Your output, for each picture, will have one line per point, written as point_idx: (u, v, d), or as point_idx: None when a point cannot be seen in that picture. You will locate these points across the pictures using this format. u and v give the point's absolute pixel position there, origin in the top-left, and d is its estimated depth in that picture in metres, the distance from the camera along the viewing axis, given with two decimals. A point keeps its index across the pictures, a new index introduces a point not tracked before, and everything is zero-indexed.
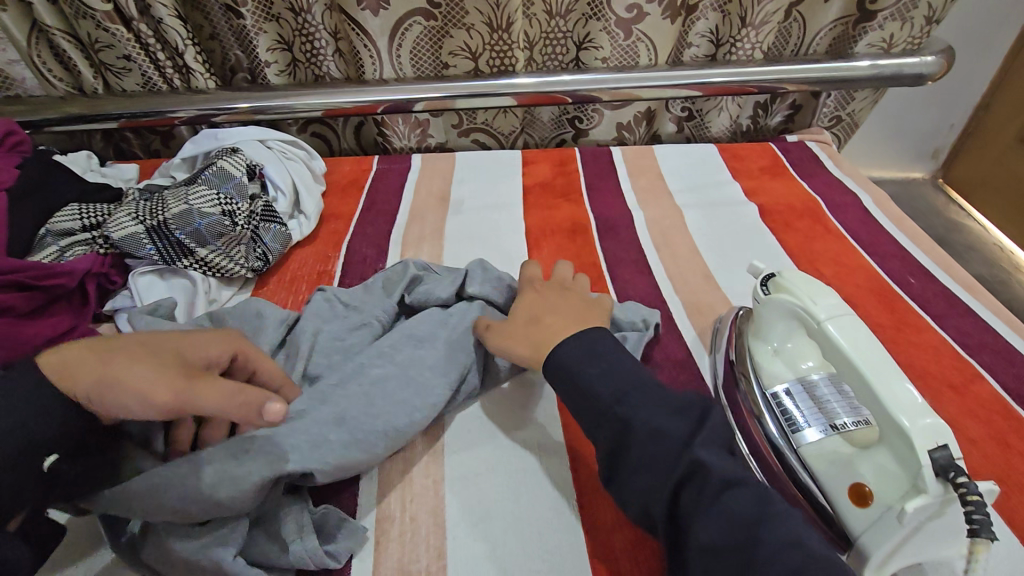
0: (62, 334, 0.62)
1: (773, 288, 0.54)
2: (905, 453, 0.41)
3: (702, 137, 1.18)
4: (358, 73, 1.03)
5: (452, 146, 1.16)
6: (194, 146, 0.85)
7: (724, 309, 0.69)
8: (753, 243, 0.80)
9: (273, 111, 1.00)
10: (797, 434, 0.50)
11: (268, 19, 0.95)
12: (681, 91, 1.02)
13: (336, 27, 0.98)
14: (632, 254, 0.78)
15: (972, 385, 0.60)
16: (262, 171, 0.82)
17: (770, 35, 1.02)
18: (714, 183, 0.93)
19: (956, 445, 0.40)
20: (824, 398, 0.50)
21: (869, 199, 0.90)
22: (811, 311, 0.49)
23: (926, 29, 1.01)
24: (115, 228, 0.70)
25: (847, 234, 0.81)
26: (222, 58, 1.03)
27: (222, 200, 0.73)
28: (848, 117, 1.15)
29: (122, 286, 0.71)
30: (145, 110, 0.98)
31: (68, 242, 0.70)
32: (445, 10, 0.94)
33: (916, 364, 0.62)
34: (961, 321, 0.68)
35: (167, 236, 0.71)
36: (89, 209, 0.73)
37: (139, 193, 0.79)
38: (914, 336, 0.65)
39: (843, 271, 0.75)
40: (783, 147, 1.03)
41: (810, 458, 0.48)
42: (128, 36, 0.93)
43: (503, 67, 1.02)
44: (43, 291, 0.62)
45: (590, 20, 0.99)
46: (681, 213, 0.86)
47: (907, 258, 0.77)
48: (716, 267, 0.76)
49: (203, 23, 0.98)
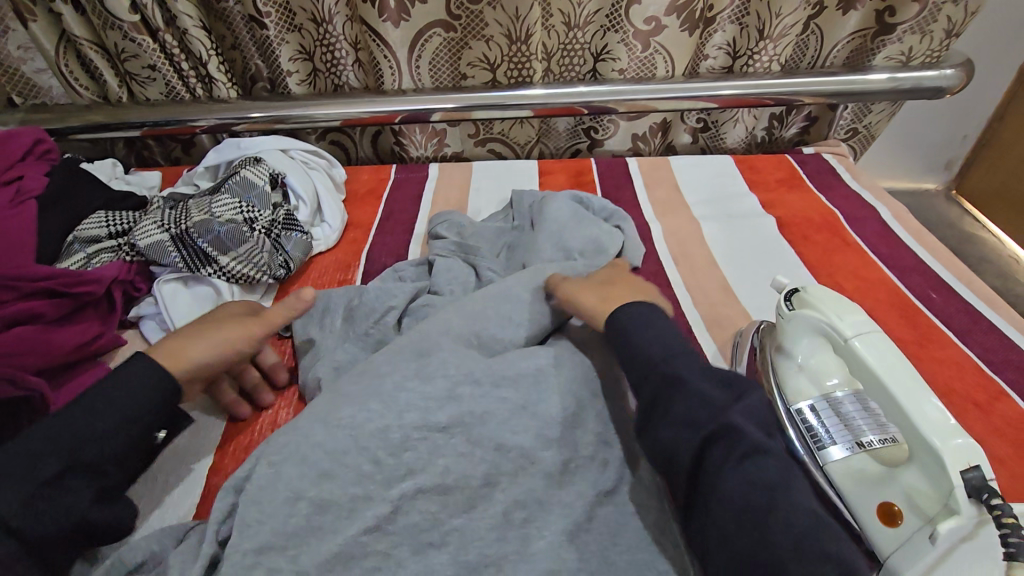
0: (89, 342, 0.63)
1: (797, 303, 0.54)
2: (936, 473, 0.41)
3: (718, 148, 1.19)
4: (377, 83, 1.04)
5: (468, 156, 1.17)
6: (217, 155, 0.86)
7: (744, 323, 0.69)
8: (773, 257, 0.79)
9: (293, 120, 1.01)
10: (822, 451, 0.50)
11: (291, 29, 0.97)
12: (698, 102, 1.03)
13: (357, 38, 0.99)
14: (650, 265, 0.79)
15: (997, 403, 0.60)
16: (284, 180, 0.83)
17: (788, 48, 1.03)
18: (732, 195, 0.93)
19: (989, 467, 0.40)
20: (848, 414, 0.51)
21: (887, 212, 0.90)
22: (837, 327, 0.49)
23: (945, 42, 1.01)
24: (141, 236, 0.71)
25: (867, 248, 0.81)
26: (244, 67, 1.04)
27: (243, 207, 0.75)
28: (865, 129, 1.15)
29: (147, 293, 0.71)
30: (169, 118, 0.99)
31: (94, 249, 0.72)
32: (464, 22, 0.95)
33: (940, 381, 0.62)
34: (985, 337, 0.68)
35: (190, 243, 0.71)
36: (114, 217, 0.75)
37: (163, 201, 0.80)
38: (938, 352, 0.65)
39: (863, 286, 0.74)
40: (800, 159, 1.02)
41: (835, 475, 0.48)
42: (153, 46, 0.94)
43: (520, 78, 1.03)
44: (73, 298, 0.63)
45: (608, 32, 0.99)
46: (699, 225, 0.86)
47: (928, 273, 0.77)
48: (736, 280, 0.76)
49: (226, 34, 0.99)
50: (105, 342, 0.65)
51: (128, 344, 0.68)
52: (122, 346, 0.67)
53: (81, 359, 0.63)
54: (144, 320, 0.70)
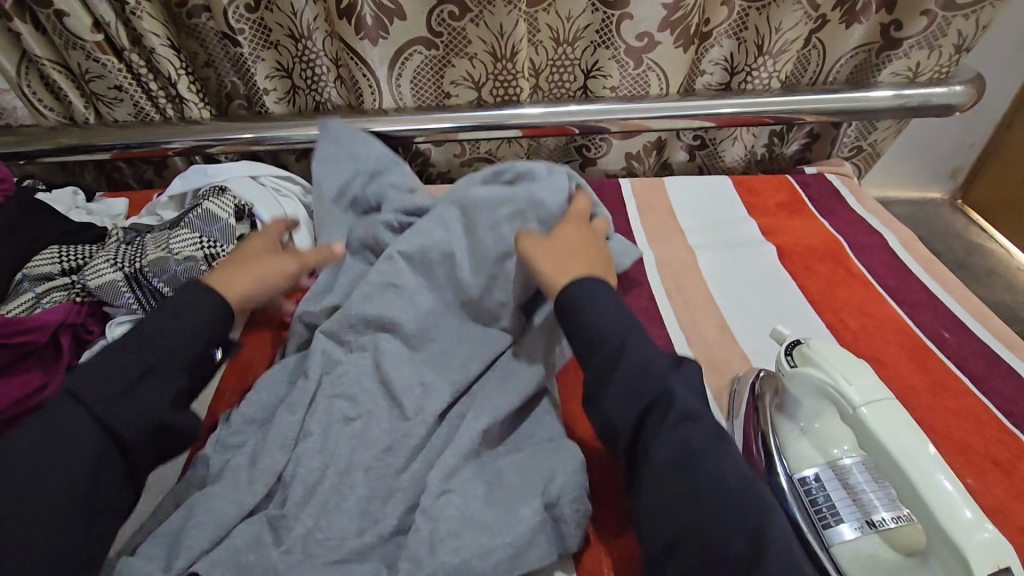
0: (31, 394, 0.58)
1: (799, 359, 0.49)
2: (959, 574, 0.36)
3: (716, 166, 1.14)
4: (357, 102, 0.99)
5: (454, 175, 1.12)
6: (182, 183, 0.81)
7: (742, 367, 0.64)
8: (772, 292, 0.74)
9: (268, 142, 0.97)
10: (828, 530, 0.45)
11: (268, 46, 0.92)
12: (694, 121, 0.98)
13: (337, 55, 0.94)
14: (642, 300, 0.74)
15: (1019, 462, 0.55)
16: (252, 211, 0.77)
17: (789, 64, 0.98)
18: (730, 220, 0.88)
19: (1020, 569, 0.35)
20: (858, 487, 0.46)
21: (894, 238, 0.84)
22: (844, 392, 0.44)
23: (954, 57, 0.95)
24: (92, 275, 0.65)
25: (873, 281, 0.76)
26: (218, 86, 0.99)
27: (205, 242, 0.70)
28: (870, 147, 1.09)
29: (101, 335, 0.67)
30: (139, 141, 0.95)
31: (45, 288, 0.67)
32: (447, 39, 0.90)
33: (955, 436, 0.57)
34: (1002, 383, 0.62)
35: (144, 283, 0.66)
36: (69, 251, 0.70)
37: (123, 233, 0.75)
38: (952, 402, 0.60)
39: (869, 324, 0.69)
40: (801, 179, 0.97)
41: (843, 560, 0.44)
42: (119, 66, 0.89)
43: (507, 97, 0.98)
44: (12, 348, 0.58)
45: (599, 48, 0.94)
46: (695, 254, 0.81)
47: (940, 308, 0.72)
48: (733, 317, 0.71)
49: (198, 52, 0.95)
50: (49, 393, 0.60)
51: None
52: None
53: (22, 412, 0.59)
54: None
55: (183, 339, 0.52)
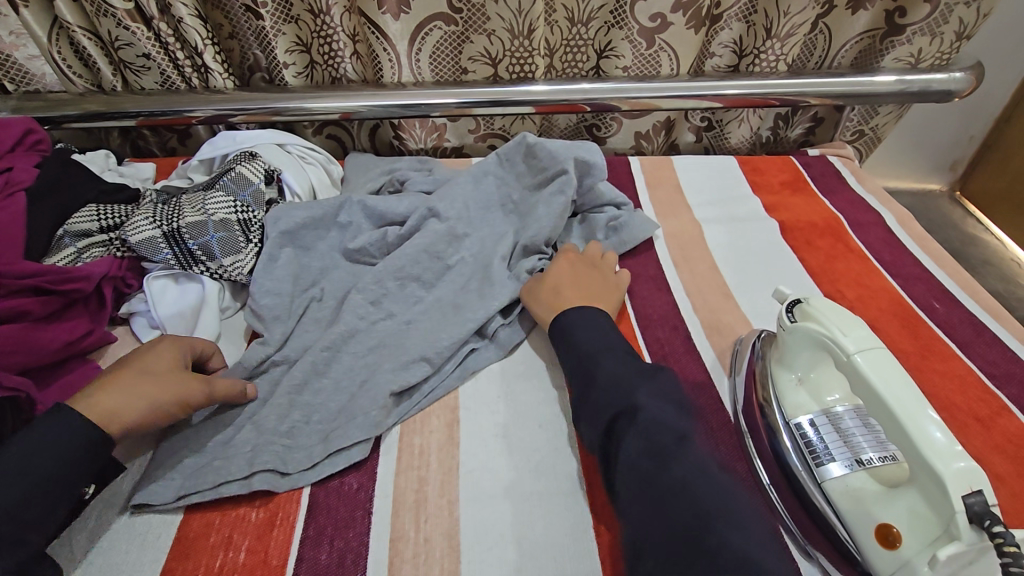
0: (78, 339, 0.62)
1: (798, 315, 0.53)
2: (936, 497, 0.40)
3: (722, 148, 1.17)
4: (375, 76, 1.02)
5: (468, 151, 1.16)
6: (211, 148, 0.84)
7: (744, 330, 0.68)
8: (774, 264, 0.78)
9: (290, 113, 1.00)
10: (821, 467, 0.50)
11: (287, 20, 0.94)
12: (703, 101, 1.01)
13: (355, 30, 0.97)
14: (650, 268, 0.78)
15: (998, 417, 0.59)
16: (280, 176, 0.81)
17: (796, 47, 1.01)
18: (734, 196, 0.92)
19: (991, 491, 0.39)
20: (848, 431, 0.51)
21: (891, 216, 0.88)
22: (839, 342, 0.48)
23: (956, 45, 0.99)
24: (132, 231, 0.69)
25: (870, 254, 0.80)
26: (241, 58, 1.02)
27: (238, 207, 0.73)
28: (871, 131, 1.13)
29: (138, 289, 0.71)
30: (164, 109, 0.98)
31: (85, 244, 0.70)
32: (466, 15, 0.93)
33: (941, 395, 0.61)
34: (986, 349, 0.67)
35: (181, 243, 0.69)
36: (108, 210, 0.73)
37: (156, 194, 0.79)
38: (939, 364, 0.64)
39: (864, 293, 0.73)
40: (804, 160, 1.01)
41: (833, 493, 0.48)
42: (147, 34, 0.92)
43: (522, 74, 1.01)
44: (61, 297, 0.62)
45: (613, 28, 0.97)
46: (701, 227, 0.85)
47: (931, 281, 0.76)
48: (737, 285, 0.75)
49: (223, 23, 0.97)
50: (94, 340, 0.64)
51: (118, 341, 0.68)
52: (112, 343, 0.67)
53: (69, 356, 0.63)
54: (136, 316, 0.69)
55: (71, 450, 0.47)
